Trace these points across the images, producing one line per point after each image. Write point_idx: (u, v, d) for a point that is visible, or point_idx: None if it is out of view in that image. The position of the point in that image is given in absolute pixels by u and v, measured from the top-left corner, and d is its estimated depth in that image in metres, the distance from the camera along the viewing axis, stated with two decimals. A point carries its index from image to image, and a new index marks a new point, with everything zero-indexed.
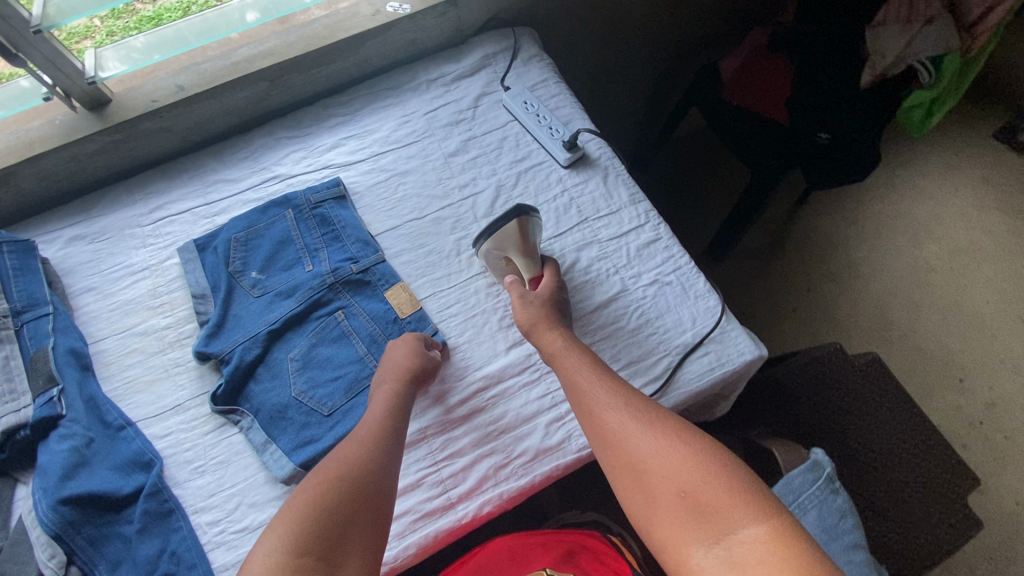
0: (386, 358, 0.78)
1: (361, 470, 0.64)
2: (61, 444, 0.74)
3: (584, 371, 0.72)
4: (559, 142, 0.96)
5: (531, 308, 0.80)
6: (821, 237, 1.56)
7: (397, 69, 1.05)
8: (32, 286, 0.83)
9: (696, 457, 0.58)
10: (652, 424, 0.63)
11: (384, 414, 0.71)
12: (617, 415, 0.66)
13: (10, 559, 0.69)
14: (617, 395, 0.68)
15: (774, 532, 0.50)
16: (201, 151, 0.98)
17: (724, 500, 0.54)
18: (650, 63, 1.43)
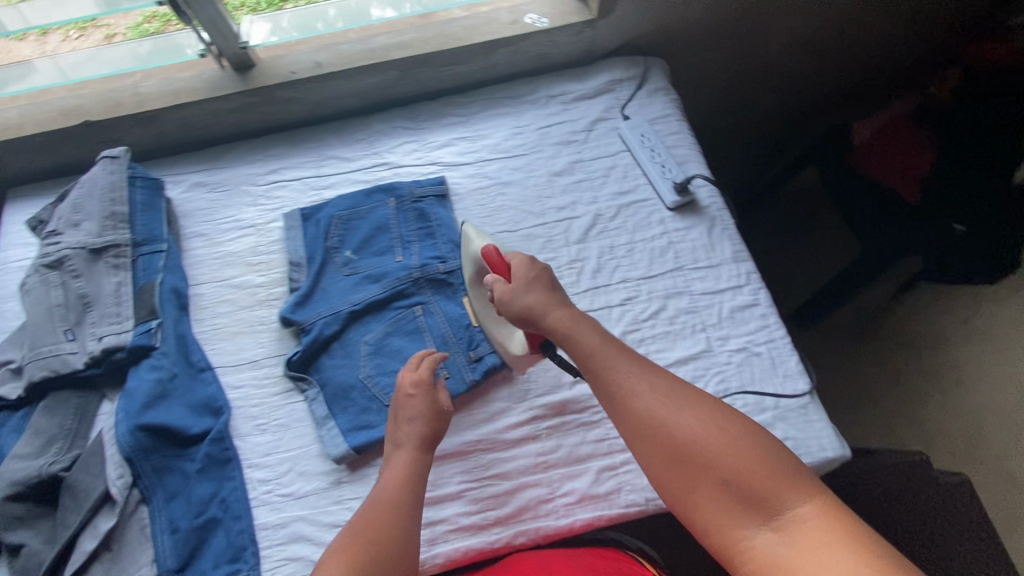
0: (405, 419, 0.74)
1: (388, 534, 0.63)
2: (149, 374, 0.80)
3: (597, 341, 0.67)
4: (670, 184, 0.94)
5: (519, 302, 0.72)
6: (919, 329, 1.43)
7: (520, 79, 1.06)
8: (153, 223, 0.90)
9: (730, 435, 0.56)
10: (674, 401, 0.60)
11: (402, 479, 0.69)
12: (641, 396, 0.61)
13: (83, 469, 0.74)
14: (635, 373, 0.63)
15: (822, 512, 0.50)
16: (323, 125, 1.03)
17: (767, 478, 0.52)
18: (777, 111, 1.35)
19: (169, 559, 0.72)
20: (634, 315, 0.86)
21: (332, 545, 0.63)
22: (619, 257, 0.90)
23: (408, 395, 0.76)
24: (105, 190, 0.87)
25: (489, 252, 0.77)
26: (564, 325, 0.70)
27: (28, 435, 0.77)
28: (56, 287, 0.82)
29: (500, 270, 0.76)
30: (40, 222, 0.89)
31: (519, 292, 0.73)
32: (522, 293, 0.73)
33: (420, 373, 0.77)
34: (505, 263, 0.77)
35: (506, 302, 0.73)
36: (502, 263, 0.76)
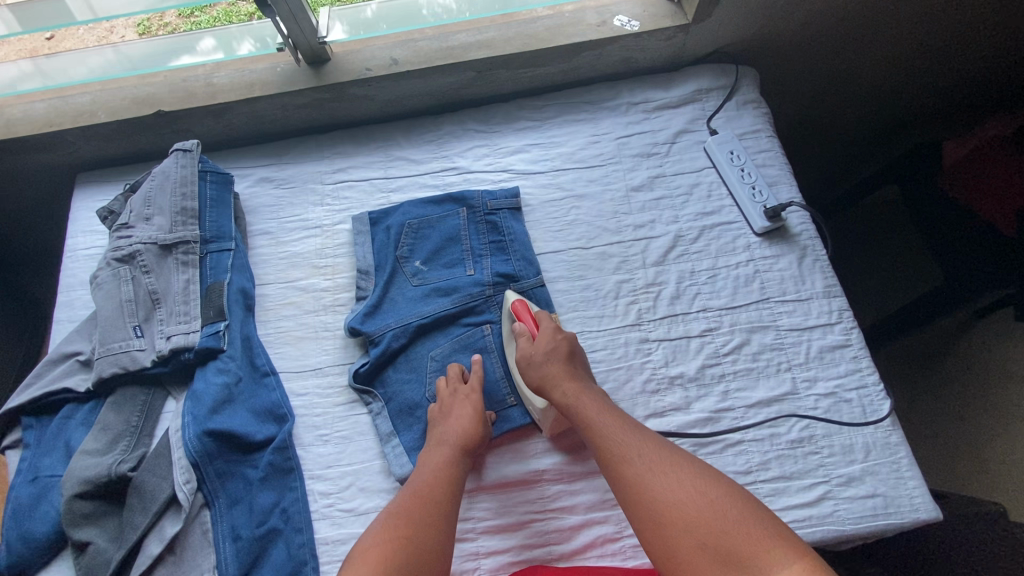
0: (449, 420, 0.74)
1: (425, 536, 0.63)
2: (216, 377, 0.79)
3: (594, 405, 0.71)
4: (760, 208, 0.88)
5: (535, 368, 0.74)
6: (986, 361, 1.22)
7: (599, 84, 1.01)
8: (222, 219, 0.89)
9: (713, 502, 0.59)
10: (665, 469, 0.63)
11: (443, 478, 0.69)
12: (633, 464, 0.65)
13: (150, 470, 0.74)
14: (631, 440, 0.67)
15: (806, 573, 0.52)
16: (392, 123, 1.00)
17: (750, 542, 0.55)
18: (863, 126, 1.26)
19: (231, 568, 0.71)
20: (714, 347, 0.82)
21: (365, 540, 0.63)
22: (700, 284, 0.86)
23: (452, 401, 0.76)
24: (177, 185, 0.86)
25: (518, 304, 0.80)
26: (571, 395, 0.72)
27: (97, 431, 0.77)
28: (127, 282, 0.82)
29: (527, 324, 0.78)
30: (110, 212, 0.87)
31: (538, 362, 0.74)
32: (541, 360, 0.74)
33: (467, 384, 0.78)
34: (532, 317, 0.79)
35: (528, 365, 0.75)
36: (530, 317, 0.79)
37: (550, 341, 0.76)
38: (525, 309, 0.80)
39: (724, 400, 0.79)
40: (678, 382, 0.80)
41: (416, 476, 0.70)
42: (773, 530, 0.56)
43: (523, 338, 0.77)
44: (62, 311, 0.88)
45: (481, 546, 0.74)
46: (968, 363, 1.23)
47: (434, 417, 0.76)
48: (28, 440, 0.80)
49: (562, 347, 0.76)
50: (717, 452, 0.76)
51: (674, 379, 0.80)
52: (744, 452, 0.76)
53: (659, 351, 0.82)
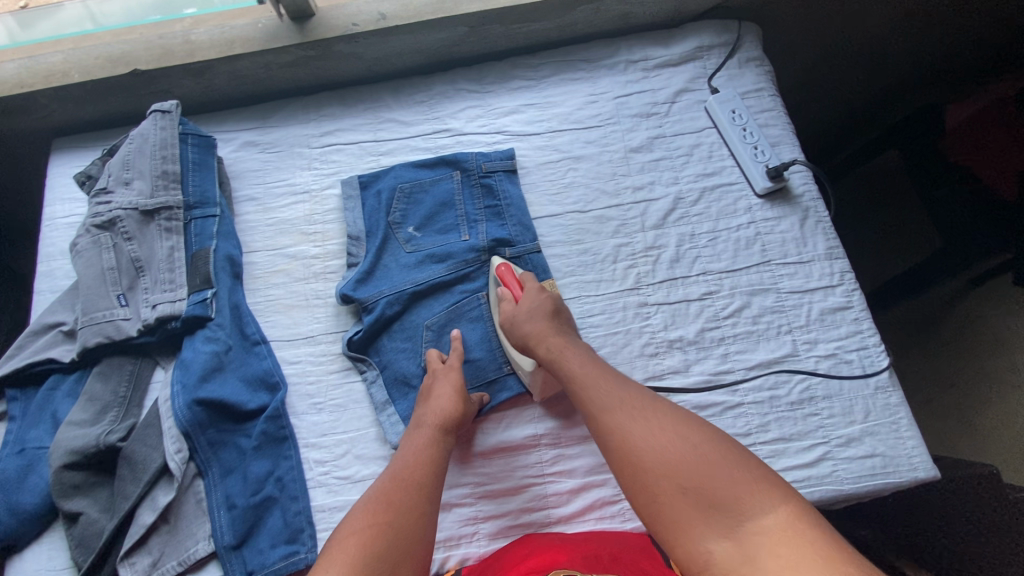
0: (431, 400, 0.72)
1: (409, 518, 0.62)
2: (205, 346, 0.77)
3: (578, 360, 0.69)
4: (762, 168, 0.86)
5: (519, 324, 0.73)
6: (985, 333, 1.19)
7: (596, 41, 0.97)
8: (205, 184, 0.85)
9: (697, 447, 0.56)
10: (650, 418, 0.60)
11: (427, 464, 0.67)
12: (615, 413, 0.62)
13: (140, 440, 0.73)
14: (616, 390, 0.64)
15: (791, 518, 0.48)
16: (381, 84, 0.96)
17: (734, 490, 0.52)
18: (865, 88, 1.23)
19: (226, 536, 0.71)
20: (714, 311, 0.80)
21: (347, 522, 0.61)
22: (700, 247, 0.84)
23: (436, 380, 0.74)
24: (156, 148, 0.82)
25: (501, 269, 0.78)
26: (555, 350, 0.70)
27: (83, 401, 0.75)
28: (108, 249, 0.79)
29: (511, 288, 0.77)
30: (88, 177, 0.84)
31: (522, 319, 0.73)
32: (524, 319, 0.73)
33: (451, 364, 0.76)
34: (517, 280, 0.77)
35: (511, 325, 0.73)
36: (516, 282, 0.77)
37: (532, 300, 0.74)
38: (510, 273, 0.78)
39: (723, 363, 0.78)
40: (677, 346, 0.79)
41: (400, 457, 0.68)
42: (761, 477, 0.53)
43: (506, 302, 0.75)
44: (42, 281, 0.85)
45: (479, 511, 0.73)
46: (962, 333, 1.21)
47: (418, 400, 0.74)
48: (13, 413, 0.78)
49: (547, 304, 0.74)
50: (716, 415, 0.75)
51: (674, 342, 0.79)
52: (743, 414, 0.75)
53: (658, 315, 0.81)
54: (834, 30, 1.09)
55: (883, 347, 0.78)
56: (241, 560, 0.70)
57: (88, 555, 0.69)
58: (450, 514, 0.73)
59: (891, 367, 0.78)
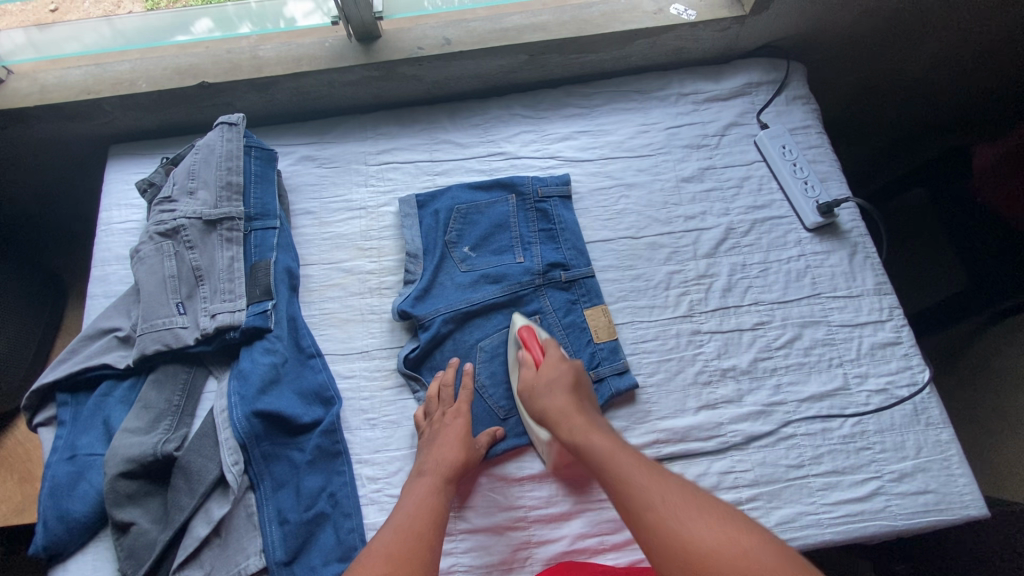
0: (434, 449, 0.71)
1: (406, 572, 0.57)
2: (264, 358, 0.77)
3: (606, 444, 0.65)
4: (813, 203, 0.88)
5: (538, 401, 0.71)
6: (1000, 365, 1.16)
7: (647, 73, 1.00)
8: (267, 196, 0.86)
9: (756, 551, 0.51)
10: (700, 518, 0.54)
11: (428, 510, 0.65)
12: (655, 511, 0.56)
13: (196, 451, 0.73)
14: (654, 483, 0.59)
15: None
16: (437, 106, 0.98)
17: None
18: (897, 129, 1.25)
19: (278, 552, 0.70)
20: (766, 341, 0.82)
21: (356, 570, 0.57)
22: (752, 277, 0.85)
23: (442, 422, 0.74)
24: (222, 158, 0.83)
25: (524, 331, 0.78)
26: (578, 432, 0.67)
27: (138, 408, 0.75)
28: (169, 257, 0.79)
29: (533, 352, 0.75)
30: (151, 184, 0.85)
31: (542, 392, 0.72)
32: (544, 393, 0.71)
33: (460, 408, 0.75)
34: (540, 344, 0.77)
35: (531, 396, 0.72)
36: (539, 346, 0.76)
37: (554, 371, 0.73)
38: (532, 336, 0.77)
39: (776, 394, 0.79)
40: (730, 375, 0.80)
41: (402, 508, 0.65)
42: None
43: (528, 368, 0.75)
44: (96, 286, 0.86)
45: (533, 535, 0.73)
46: (981, 368, 1.18)
47: (420, 446, 0.74)
48: (62, 417, 0.77)
49: (566, 377, 0.73)
50: (770, 445, 0.76)
51: (727, 371, 0.80)
52: (795, 446, 0.76)
53: (711, 343, 0.82)
54: (869, 72, 1.12)
55: (933, 385, 0.79)
56: None
57: (136, 567, 0.68)
58: (505, 536, 0.73)
59: (942, 404, 0.78)
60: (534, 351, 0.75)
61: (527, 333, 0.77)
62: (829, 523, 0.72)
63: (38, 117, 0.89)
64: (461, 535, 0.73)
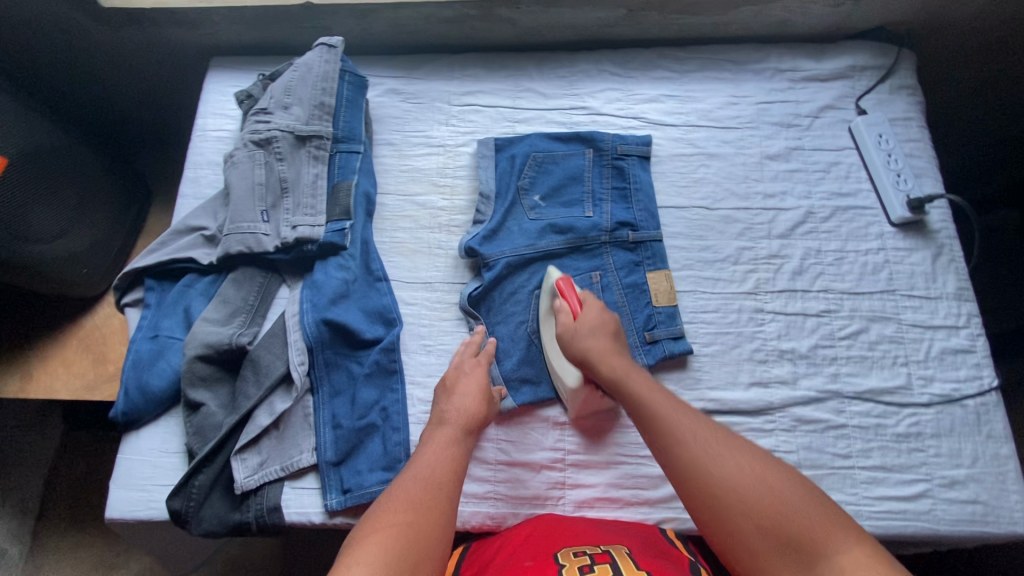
0: (455, 397, 0.72)
1: (430, 518, 0.57)
2: (337, 272, 0.81)
3: (645, 385, 0.67)
4: (902, 197, 0.84)
5: (579, 342, 0.72)
6: None
7: (745, 45, 0.97)
8: (354, 121, 0.89)
9: (772, 486, 0.53)
10: (717, 446, 0.58)
11: (448, 458, 0.65)
12: (682, 440, 0.59)
13: (266, 347, 0.78)
14: (683, 417, 0.62)
15: (876, 558, 0.46)
16: (526, 54, 0.98)
17: (810, 526, 0.50)
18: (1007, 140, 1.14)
19: (329, 452, 0.74)
20: (830, 329, 0.80)
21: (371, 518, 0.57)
22: (825, 264, 0.83)
23: (463, 373, 0.75)
24: (318, 78, 0.86)
25: (562, 283, 0.77)
26: (618, 371, 0.69)
27: (217, 301, 0.80)
28: (260, 165, 0.84)
29: (569, 301, 0.75)
30: (249, 96, 0.90)
31: (583, 333, 0.72)
32: (586, 335, 0.72)
33: (479, 360, 0.77)
34: (576, 295, 0.76)
35: (572, 339, 0.72)
36: (575, 296, 0.76)
37: (596, 317, 0.74)
38: (569, 287, 0.77)
39: (833, 382, 0.78)
40: (787, 357, 0.79)
41: (431, 453, 0.65)
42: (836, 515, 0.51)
43: (564, 315, 0.75)
44: (188, 187, 0.91)
45: (567, 477, 0.75)
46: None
47: (438, 393, 0.75)
48: (148, 300, 0.84)
49: (608, 324, 0.74)
50: (819, 431, 0.75)
51: (785, 353, 0.79)
52: (845, 437, 0.75)
53: (773, 324, 0.81)
54: (987, 75, 1.04)
55: (1001, 400, 0.76)
56: (338, 477, 0.73)
57: (202, 444, 0.74)
58: (540, 475, 0.75)
59: (1008, 421, 0.75)
60: (570, 304, 0.75)
61: (564, 283, 0.76)
62: (868, 516, 0.71)
63: (152, 19, 0.94)
64: (500, 466, 0.76)
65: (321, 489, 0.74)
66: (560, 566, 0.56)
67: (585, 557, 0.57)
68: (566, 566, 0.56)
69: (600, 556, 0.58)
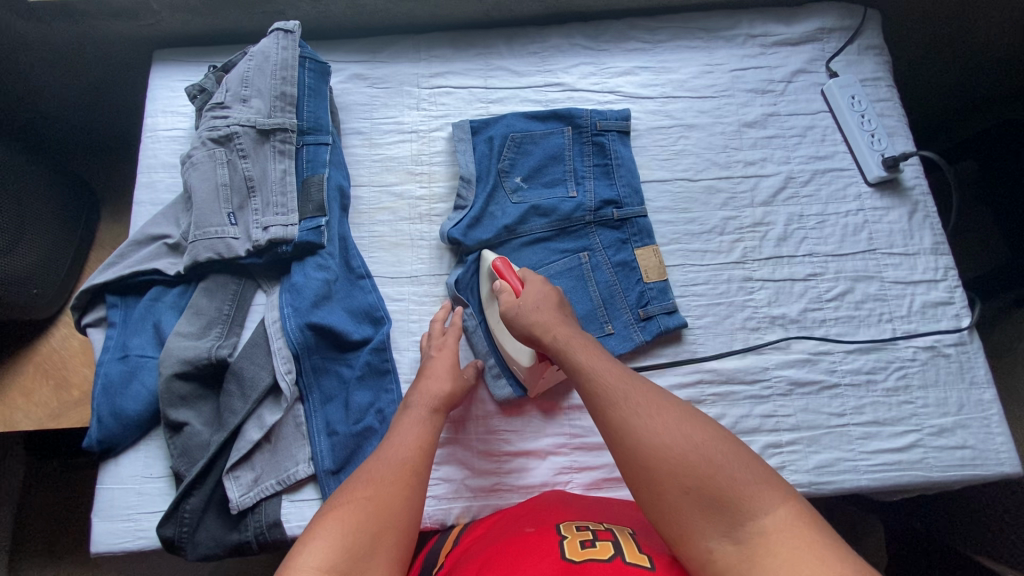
0: (424, 380, 0.69)
1: (391, 491, 0.55)
2: (316, 272, 0.77)
3: (583, 350, 0.62)
4: (878, 157, 0.86)
5: (524, 316, 0.68)
6: None
7: (715, 12, 0.96)
8: (319, 110, 0.84)
9: (700, 443, 0.51)
10: (648, 402, 0.55)
11: (418, 439, 0.62)
12: (618, 403, 0.55)
13: (248, 357, 0.74)
14: (614, 376, 0.58)
15: (796, 518, 0.46)
16: (493, 31, 0.94)
17: (736, 486, 0.48)
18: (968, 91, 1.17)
19: (327, 460, 0.71)
20: (818, 293, 0.81)
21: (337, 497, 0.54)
22: (808, 228, 0.84)
23: (430, 354, 0.73)
24: (277, 67, 0.81)
25: (500, 263, 0.74)
26: (562, 341, 0.64)
27: (190, 313, 0.75)
28: (222, 164, 0.78)
29: (510, 281, 0.72)
30: (201, 90, 0.83)
31: (526, 309, 0.68)
32: (530, 308, 0.68)
33: (446, 339, 0.74)
34: (517, 275, 0.73)
35: (516, 316, 0.68)
36: (515, 276, 0.72)
37: (538, 291, 0.70)
38: (508, 268, 0.74)
39: (824, 344, 0.79)
40: (779, 323, 0.80)
41: (395, 434, 0.62)
42: (763, 473, 0.49)
43: (506, 294, 0.71)
44: (143, 193, 0.84)
45: (573, 462, 0.74)
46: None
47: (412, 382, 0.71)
48: (112, 318, 0.78)
49: (552, 296, 0.69)
50: (813, 393, 0.77)
51: (776, 319, 0.80)
52: (839, 396, 0.77)
53: (763, 291, 0.81)
54: (944, 29, 1.06)
55: (980, 347, 0.79)
56: (339, 485, 0.71)
57: (189, 465, 0.70)
58: (546, 461, 0.74)
59: (988, 367, 0.79)
60: (505, 288, 0.71)
61: (500, 267, 0.74)
62: (866, 470, 0.73)
63: (84, 12, 0.86)
64: (505, 457, 0.74)
65: (321, 500, 0.71)
66: (561, 537, 0.54)
67: (587, 531, 0.55)
68: (567, 537, 0.54)
69: (602, 532, 0.55)
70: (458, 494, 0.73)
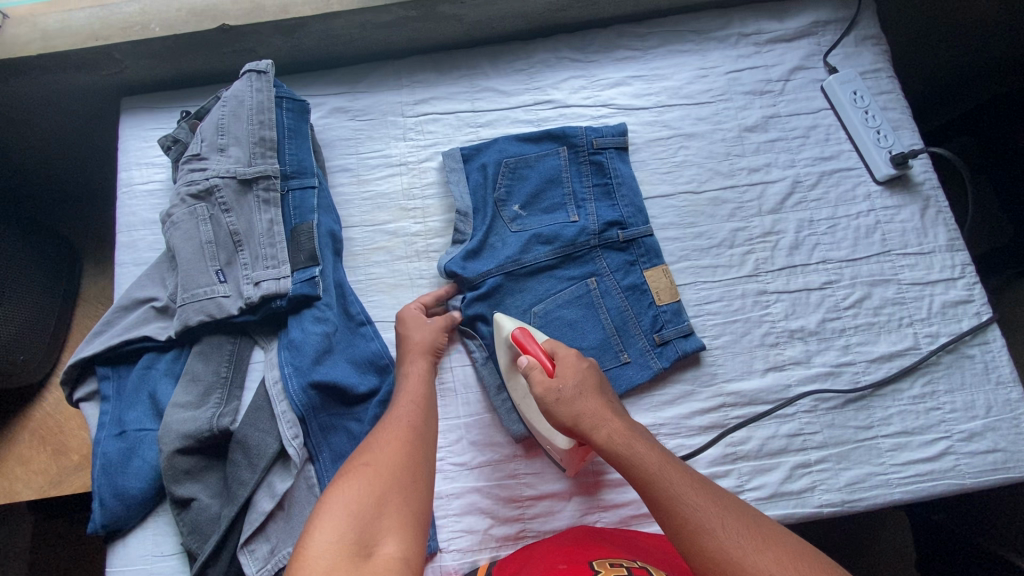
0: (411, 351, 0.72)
1: (391, 452, 0.57)
2: (315, 326, 0.73)
3: (653, 457, 0.58)
4: (885, 154, 0.83)
5: (564, 406, 0.63)
6: None
7: (705, 11, 0.92)
8: (301, 152, 0.79)
9: None
10: (754, 538, 0.50)
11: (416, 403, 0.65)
12: (709, 534, 0.51)
13: (252, 424, 0.70)
14: (703, 500, 0.54)
15: None
16: (477, 50, 0.90)
17: None
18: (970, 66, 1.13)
19: None
20: (835, 301, 0.79)
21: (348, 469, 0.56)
22: (820, 234, 0.81)
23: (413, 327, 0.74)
24: (253, 111, 0.76)
25: (518, 334, 0.69)
26: (616, 439, 0.60)
27: (186, 381, 0.72)
28: (205, 221, 0.74)
29: (536, 356, 0.67)
30: (175, 141, 0.79)
31: (568, 394, 0.63)
32: (571, 393, 0.63)
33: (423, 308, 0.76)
34: (540, 348, 0.68)
35: (556, 402, 0.63)
36: (541, 351, 0.68)
37: (573, 369, 0.65)
38: (529, 338, 0.69)
39: (845, 355, 0.77)
40: (798, 336, 0.77)
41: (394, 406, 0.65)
42: None
43: (538, 373, 0.66)
44: (124, 253, 0.80)
45: (598, 502, 0.72)
46: None
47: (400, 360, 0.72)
48: (105, 391, 0.74)
49: (589, 377, 0.65)
50: (838, 407, 0.74)
51: (795, 333, 0.78)
52: (866, 408, 0.75)
53: (778, 304, 0.79)
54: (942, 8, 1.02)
55: (1004, 344, 0.77)
56: None
57: (201, 541, 0.67)
58: (571, 503, 0.72)
59: (1012, 364, 0.77)
60: (531, 365, 0.67)
61: (521, 338, 0.69)
62: (897, 483, 0.71)
63: (42, 67, 0.81)
64: (529, 502, 0.72)
65: None
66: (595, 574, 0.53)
67: (621, 567, 0.54)
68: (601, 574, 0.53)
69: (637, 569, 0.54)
70: (483, 545, 0.70)
